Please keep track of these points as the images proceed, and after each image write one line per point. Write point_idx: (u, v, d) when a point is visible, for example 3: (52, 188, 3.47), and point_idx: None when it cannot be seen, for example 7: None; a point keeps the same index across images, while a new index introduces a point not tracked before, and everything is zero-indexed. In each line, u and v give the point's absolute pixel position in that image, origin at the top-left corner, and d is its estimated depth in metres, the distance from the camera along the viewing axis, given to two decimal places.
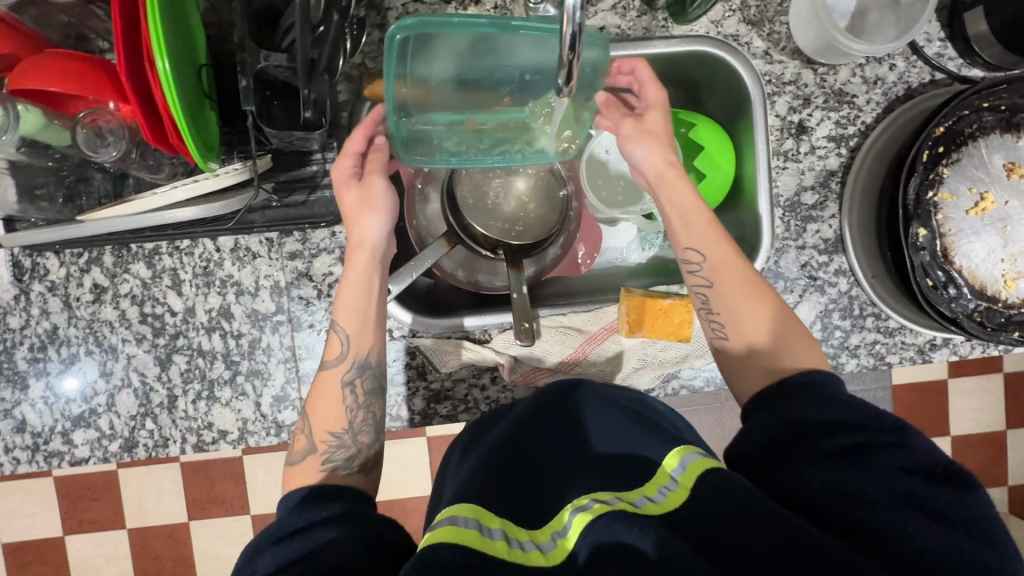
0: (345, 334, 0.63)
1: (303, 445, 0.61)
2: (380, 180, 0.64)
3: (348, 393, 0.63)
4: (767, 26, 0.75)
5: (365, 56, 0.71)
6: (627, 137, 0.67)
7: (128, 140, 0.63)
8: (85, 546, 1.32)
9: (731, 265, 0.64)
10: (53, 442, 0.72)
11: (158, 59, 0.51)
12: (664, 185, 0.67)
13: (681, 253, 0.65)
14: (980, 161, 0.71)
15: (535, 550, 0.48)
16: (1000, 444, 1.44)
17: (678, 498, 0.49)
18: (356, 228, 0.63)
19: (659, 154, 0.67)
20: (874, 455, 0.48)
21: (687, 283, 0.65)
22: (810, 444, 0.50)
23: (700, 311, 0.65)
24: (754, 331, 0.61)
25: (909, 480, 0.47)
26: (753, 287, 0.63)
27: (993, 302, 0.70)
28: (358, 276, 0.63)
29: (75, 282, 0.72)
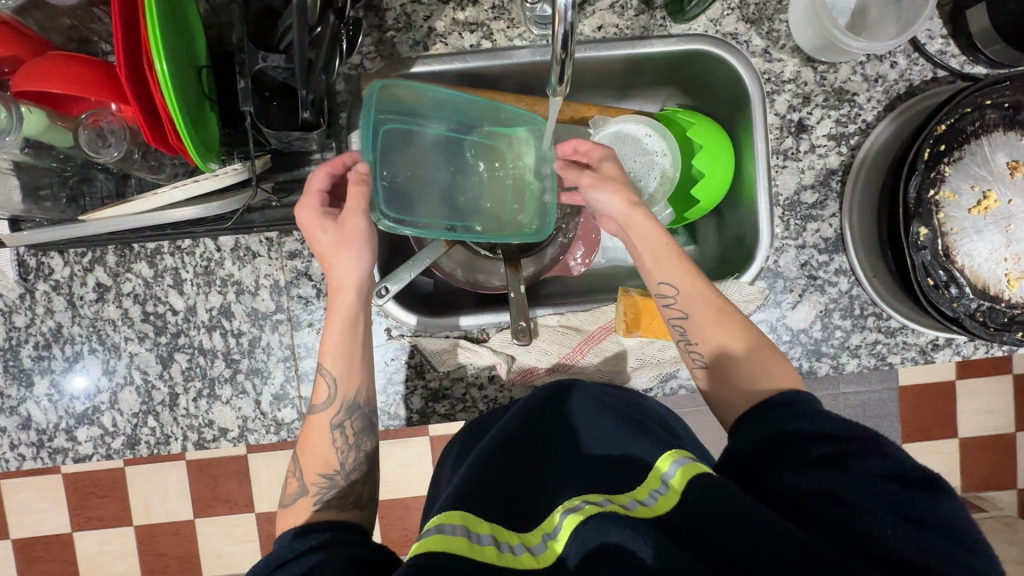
0: (332, 377, 0.63)
1: (295, 489, 0.61)
2: (360, 220, 0.61)
3: (337, 434, 0.63)
4: (767, 25, 0.75)
5: (363, 57, 0.72)
6: (588, 186, 0.66)
7: (129, 141, 0.63)
8: (92, 542, 1.34)
9: (702, 294, 0.63)
10: (57, 439, 0.73)
11: (157, 61, 0.52)
12: (631, 228, 0.65)
13: (654, 287, 0.64)
14: (982, 159, 0.70)
15: (526, 553, 0.50)
16: (1009, 446, 1.42)
17: (669, 503, 0.49)
18: (333, 272, 0.62)
19: (626, 196, 0.64)
20: (855, 461, 0.48)
21: (664, 315, 0.65)
22: (798, 450, 0.50)
23: (680, 346, 0.65)
24: (727, 359, 0.61)
25: (887, 485, 0.47)
26: (725, 313, 0.62)
27: (995, 302, 0.70)
28: (342, 321, 0.63)
29: (79, 282, 0.73)
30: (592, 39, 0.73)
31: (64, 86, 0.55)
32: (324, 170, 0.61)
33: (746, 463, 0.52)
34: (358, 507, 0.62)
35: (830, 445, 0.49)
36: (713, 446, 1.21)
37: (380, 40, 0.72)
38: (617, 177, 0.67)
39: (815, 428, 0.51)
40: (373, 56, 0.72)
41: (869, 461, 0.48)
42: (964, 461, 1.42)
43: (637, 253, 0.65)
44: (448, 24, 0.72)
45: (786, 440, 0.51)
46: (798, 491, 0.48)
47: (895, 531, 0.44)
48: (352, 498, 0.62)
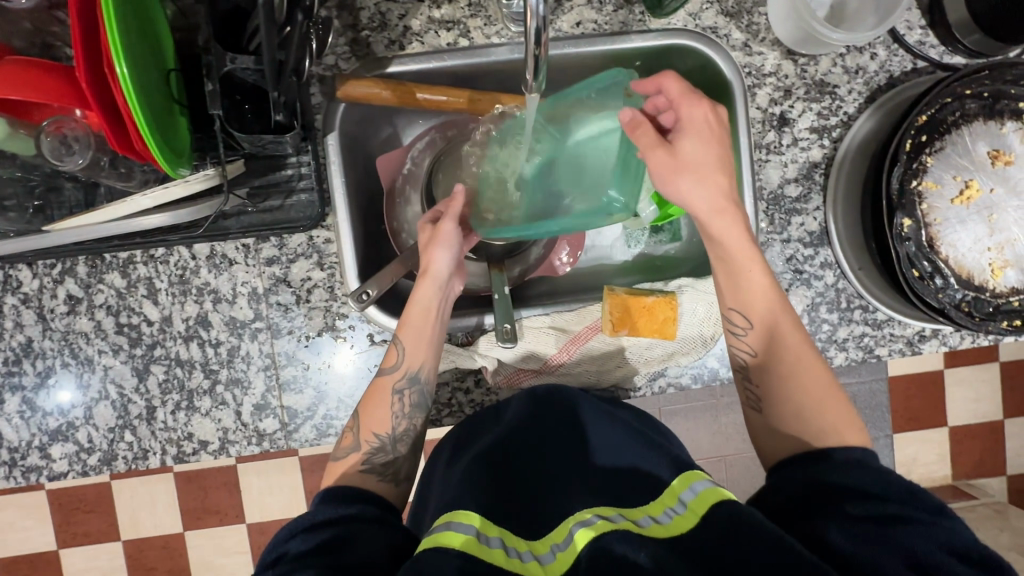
0: (404, 346, 0.65)
1: (347, 443, 0.62)
2: (451, 223, 0.67)
3: (397, 399, 0.64)
4: (746, 18, 0.74)
5: (338, 58, 0.70)
6: (663, 177, 0.63)
7: (95, 148, 0.61)
8: (78, 559, 1.31)
9: (780, 333, 0.61)
10: (31, 456, 0.71)
11: (117, 63, 0.50)
12: (714, 227, 0.63)
13: (726, 311, 0.64)
14: (963, 149, 0.70)
15: (534, 561, 0.48)
16: (998, 433, 1.43)
17: (684, 525, 0.48)
18: (427, 258, 0.67)
19: (715, 198, 0.62)
20: (913, 529, 0.46)
21: (731, 343, 0.64)
22: (840, 504, 0.48)
23: (739, 377, 0.64)
24: (787, 414, 0.59)
25: (941, 557, 0.45)
26: (808, 362, 0.60)
27: (981, 291, 0.69)
28: (422, 303, 0.66)
29: (49, 294, 0.71)
30: (571, 35, 0.72)
31: (20, 91, 0.53)
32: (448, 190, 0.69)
33: (791, 503, 0.51)
34: (394, 483, 0.61)
35: (886, 505, 0.48)
36: (706, 442, 1.20)
37: (355, 39, 0.70)
38: (704, 165, 0.62)
39: (873, 487, 0.49)
40: (348, 57, 0.71)
41: (928, 532, 0.46)
42: (955, 450, 1.43)
43: (714, 266, 0.65)
44: (423, 22, 0.71)
45: (833, 492, 0.50)
46: (845, 542, 0.46)
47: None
48: (392, 472, 0.61)
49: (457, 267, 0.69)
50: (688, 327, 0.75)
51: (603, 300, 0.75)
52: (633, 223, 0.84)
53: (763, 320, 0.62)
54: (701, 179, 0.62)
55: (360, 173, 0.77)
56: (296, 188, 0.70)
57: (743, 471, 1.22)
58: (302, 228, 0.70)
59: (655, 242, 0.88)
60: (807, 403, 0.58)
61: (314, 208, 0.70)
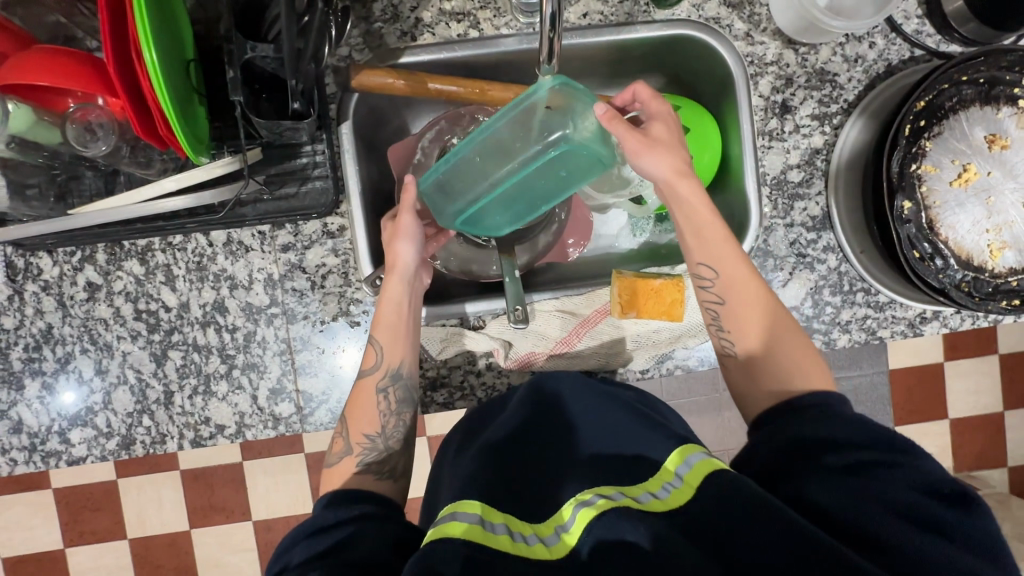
0: (380, 346, 0.66)
1: (339, 448, 0.63)
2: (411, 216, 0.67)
3: (382, 398, 0.65)
4: (748, 9, 0.76)
5: (352, 49, 0.72)
6: (633, 152, 0.64)
7: (118, 135, 0.63)
8: (87, 557, 1.31)
9: (743, 282, 0.64)
10: (50, 441, 0.72)
11: (145, 50, 0.52)
12: (673, 197, 0.65)
13: (693, 267, 0.65)
14: (961, 134, 0.72)
15: (539, 544, 0.49)
16: (998, 424, 1.45)
17: (683, 496, 0.49)
18: (391, 255, 0.67)
19: (673, 163, 0.64)
20: (886, 472, 0.48)
21: (699, 297, 0.66)
22: (820, 458, 0.50)
23: (712, 329, 0.66)
24: (763, 359, 0.61)
25: (917, 499, 0.47)
26: (764, 302, 0.64)
27: (980, 272, 0.71)
28: (392, 301, 0.66)
29: (69, 281, 0.72)
30: (578, 26, 0.75)
31: (50, 78, 0.54)
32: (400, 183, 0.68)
33: (770, 464, 0.52)
34: (392, 478, 0.62)
35: (862, 453, 0.49)
36: (710, 433, 1.21)
37: (368, 31, 0.72)
38: (667, 141, 0.65)
39: (843, 436, 0.51)
40: (361, 48, 0.72)
41: (913, 475, 0.48)
42: (956, 441, 1.44)
43: (680, 226, 0.66)
44: (434, 14, 0.73)
45: (809, 446, 0.51)
46: (826, 498, 0.47)
47: (926, 545, 0.44)
48: (387, 470, 0.62)
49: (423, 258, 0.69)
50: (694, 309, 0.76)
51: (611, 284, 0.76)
52: (638, 211, 0.86)
53: (729, 275, 0.64)
54: (669, 151, 0.64)
55: (372, 162, 0.78)
56: (310, 175, 0.72)
57: None
58: (316, 214, 0.71)
59: (659, 231, 0.90)
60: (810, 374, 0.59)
61: (328, 195, 0.72)
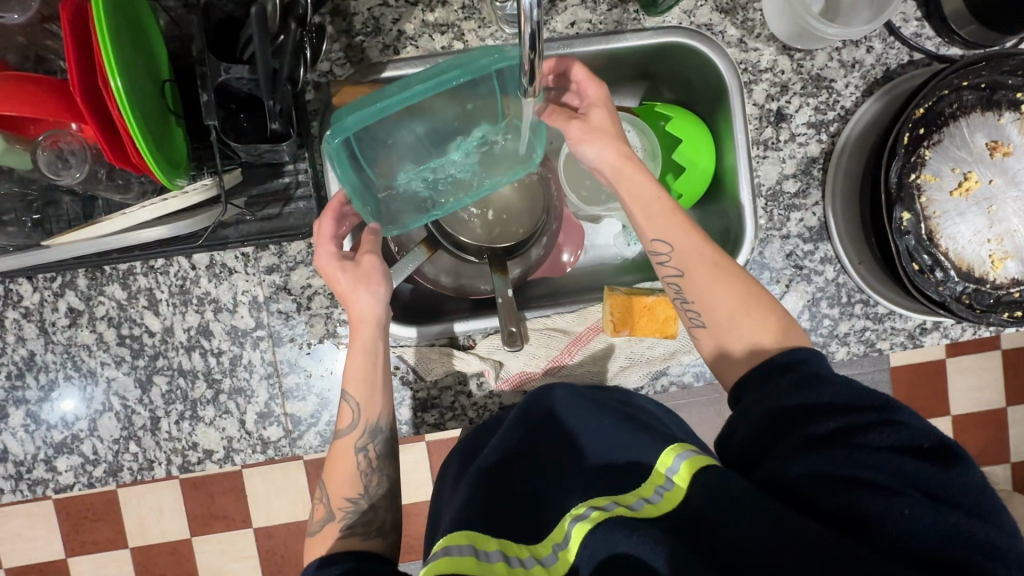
0: (355, 402, 0.65)
1: (321, 514, 0.63)
2: (371, 257, 0.65)
3: (362, 457, 0.64)
4: (741, 14, 0.74)
5: (333, 63, 0.70)
6: (576, 140, 0.65)
7: (91, 161, 0.62)
8: (88, 568, 1.31)
9: (698, 251, 0.62)
10: (36, 470, 0.71)
11: (111, 77, 0.50)
12: (622, 178, 0.65)
13: (647, 245, 0.64)
14: (961, 141, 0.70)
15: (537, 566, 0.51)
16: (1001, 421, 1.43)
17: (675, 500, 0.49)
18: (353, 309, 0.64)
19: (615, 147, 0.65)
20: (863, 435, 0.48)
21: (659, 274, 0.65)
22: (805, 429, 0.49)
23: (677, 304, 0.64)
24: (729, 326, 0.60)
25: (898, 459, 0.47)
26: (723, 270, 0.62)
27: (981, 284, 0.70)
28: (362, 352, 0.64)
29: (50, 307, 0.71)
30: (566, 36, 0.72)
31: (20, 108, 0.53)
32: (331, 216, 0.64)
33: (754, 439, 0.52)
34: (381, 535, 0.63)
35: (846, 418, 0.49)
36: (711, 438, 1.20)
37: (349, 45, 0.70)
38: (609, 124, 0.66)
39: (829, 400, 0.50)
40: (343, 63, 0.70)
41: (891, 433, 0.48)
42: (958, 439, 1.43)
43: (628, 208, 0.65)
44: (417, 26, 0.71)
45: (787, 416, 0.51)
46: (806, 476, 0.47)
47: (917, 510, 0.44)
48: (375, 525, 0.63)
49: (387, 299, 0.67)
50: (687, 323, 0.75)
51: (604, 301, 0.74)
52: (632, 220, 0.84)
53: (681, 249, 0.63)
54: (609, 139, 0.65)
55: None
56: (294, 195, 0.70)
57: None
58: (302, 235, 0.70)
59: None
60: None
61: (312, 215, 0.70)
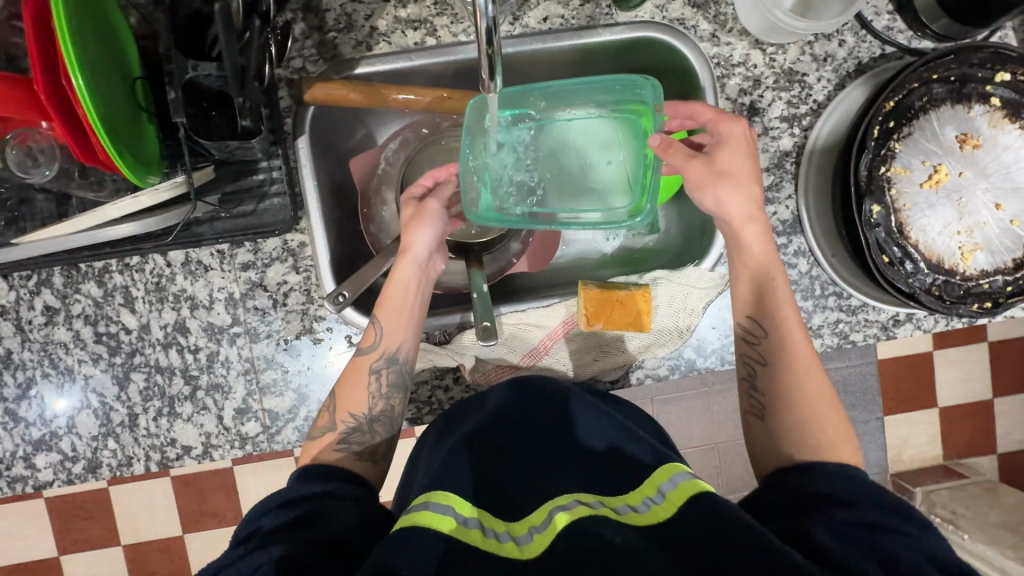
0: (382, 328, 0.66)
1: (324, 422, 0.63)
2: (436, 203, 0.69)
3: (374, 379, 0.65)
4: (713, 8, 0.74)
5: (305, 60, 0.70)
6: (693, 182, 0.66)
7: (60, 159, 0.63)
8: (80, 565, 1.32)
9: (792, 336, 0.63)
10: (16, 466, 0.72)
11: (73, 75, 0.50)
12: (728, 229, 0.66)
13: (739, 318, 0.66)
14: (931, 133, 0.70)
15: (511, 543, 0.49)
16: (986, 412, 1.44)
17: (661, 514, 0.48)
18: (407, 236, 0.68)
19: (742, 205, 0.65)
20: (889, 536, 0.47)
21: (740, 348, 0.66)
22: (830, 510, 0.50)
23: (744, 382, 0.66)
24: (797, 433, 0.60)
25: (915, 561, 0.46)
26: (809, 366, 0.62)
27: (950, 275, 0.70)
28: (399, 283, 0.66)
29: (26, 305, 0.71)
30: (538, 31, 0.73)
31: None
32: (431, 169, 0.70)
33: (781, 503, 0.54)
34: (372, 460, 0.62)
35: (868, 514, 0.49)
36: (697, 430, 1.20)
37: (322, 41, 0.70)
38: (737, 175, 0.65)
39: (860, 498, 0.51)
40: (315, 59, 0.71)
41: (914, 543, 0.47)
42: (945, 430, 1.44)
43: (730, 255, 0.67)
44: (389, 22, 0.71)
45: (822, 500, 0.52)
46: (829, 539, 0.47)
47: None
48: (371, 450, 0.63)
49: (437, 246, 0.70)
50: (661, 319, 0.75)
51: (577, 296, 0.75)
52: None
53: (756, 266, 0.66)
54: (735, 185, 0.65)
55: (333, 174, 0.77)
56: (268, 192, 0.70)
57: (735, 458, 1.22)
58: (277, 231, 0.69)
59: (634, 236, 0.88)
60: (831, 452, 0.58)
61: (286, 211, 0.70)
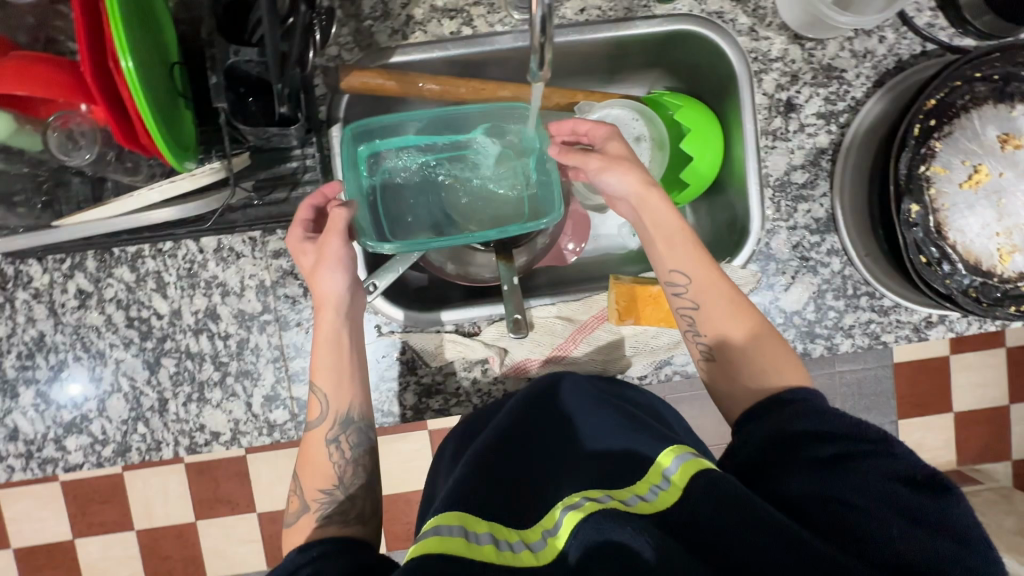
0: (324, 394, 0.65)
1: (296, 507, 0.62)
2: (336, 239, 0.63)
3: (334, 449, 0.65)
4: (752, 2, 0.74)
5: (340, 48, 0.70)
6: (595, 170, 0.65)
7: (100, 143, 0.64)
8: (95, 548, 1.33)
9: (716, 285, 0.63)
10: (46, 448, 0.72)
11: (121, 57, 0.50)
12: (642, 206, 0.65)
13: (665, 275, 0.65)
14: (972, 133, 0.69)
15: (525, 551, 0.49)
16: (1003, 418, 1.43)
17: (670, 497, 0.49)
18: (315, 288, 0.64)
19: (638, 176, 0.64)
20: (866, 460, 0.49)
21: (673, 304, 0.65)
22: (804, 450, 0.51)
23: (688, 338, 0.64)
24: (737, 360, 0.61)
25: (893, 486, 0.48)
26: (738, 304, 0.63)
27: (988, 277, 0.69)
28: (326, 338, 0.65)
29: (60, 289, 0.71)
30: (574, 23, 0.72)
31: (32, 89, 0.53)
32: (310, 202, 0.64)
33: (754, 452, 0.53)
34: (360, 522, 0.62)
35: (844, 443, 0.50)
36: (714, 429, 1.19)
37: (358, 30, 0.70)
38: (627, 155, 0.66)
39: (825, 427, 0.52)
40: (350, 47, 0.70)
41: (887, 462, 0.49)
42: (960, 435, 1.43)
43: (649, 234, 0.65)
44: (426, 11, 0.70)
45: (796, 438, 0.52)
46: (811, 489, 0.48)
47: (902, 533, 0.45)
48: (354, 513, 0.62)
49: (354, 284, 0.67)
50: None
51: (608, 290, 0.75)
52: None
53: (689, 240, 0.64)
54: (631, 164, 0.65)
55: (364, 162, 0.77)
56: (301, 180, 0.70)
57: None
58: None
59: None
60: (777, 373, 0.59)
61: None
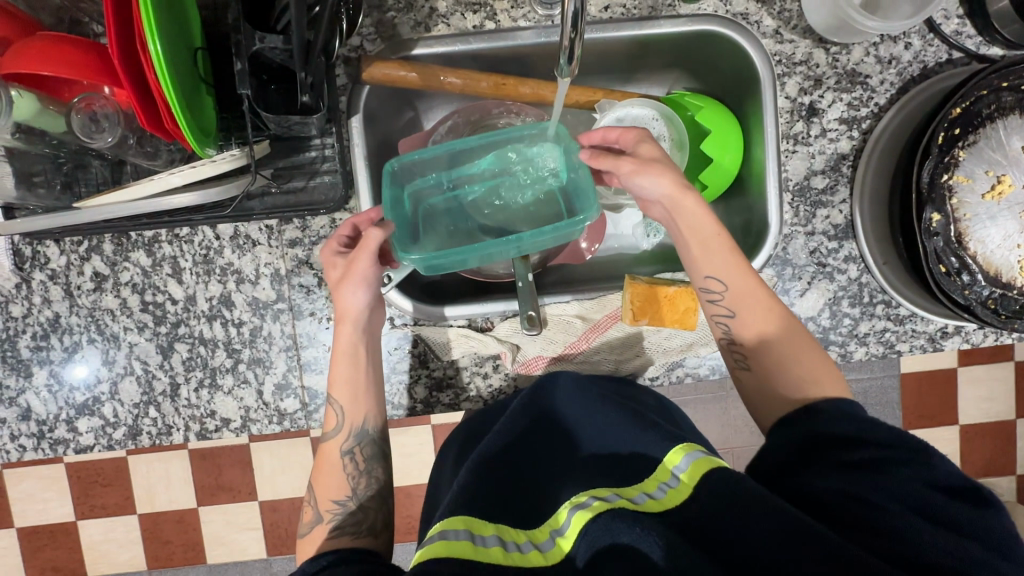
0: (340, 406, 0.66)
1: (310, 518, 0.63)
2: (364, 259, 0.64)
3: (347, 461, 0.65)
4: (778, 4, 0.73)
5: (363, 39, 0.70)
6: (628, 175, 0.64)
7: (124, 126, 0.62)
8: (96, 531, 1.33)
9: (753, 293, 0.62)
10: (58, 429, 0.73)
11: (150, 40, 0.50)
12: (676, 209, 0.64)
13: (700, 280, 0.64)
14: (997, 143, 0.68)
15: (533, 551, 0.50)
16: (1010, 432, 1.41)
17: (679, 496, 0.49)
18: (340, 303, 0.65)
19: (674, 178, 0.63)
20: (899, 468, 0.49)
21: (708, 311, 0.65)
22: (833, 455, 0.51)
23: (723, 345, 0.64)
24: (776, 369, 0.60)
25: (928, 494, 0.47)
26: (774, 313, 0.62)
27: (1008, 289, 0.69)
28: (345, 352, 0.65)
29: (76, 271, 0.72)
30: (599, 20, 0.72)
31: (56, 69, 0.54)
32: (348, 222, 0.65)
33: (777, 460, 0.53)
34: (371, 534, 0.62)
35: (879, 449, 0.50)
36: (719, 434, 1.19)
37: (381, 20, 0.70)
38: (661, 159, 0.64)
39: (861, 434, 0.51)
40: (373, 38, 0.70)
41: (920, 470, 0.49)
42: (964, 449, 1.42)
43: (683, 239, 0.64)
44: (450, 4, 0.70)
45: (828, 442, 0.52)
46: (837, 493, 0.48)
47: (932, 537, 0.44)
48: (366, 525, 0.63)
49: (377, 299, 0.67)
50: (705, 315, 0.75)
51: (624, 289, 0.74)
52: None
53: (725, 246, 0.63)
54: (667, 167, 0.64)
55: (381, 154, 0.77)
56: (319, 169, 0.70)
57: None
58: (325, 210, 0.69)
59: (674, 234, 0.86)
60: (794, 376, 0.59)
61: (337, 190, 0.70)
